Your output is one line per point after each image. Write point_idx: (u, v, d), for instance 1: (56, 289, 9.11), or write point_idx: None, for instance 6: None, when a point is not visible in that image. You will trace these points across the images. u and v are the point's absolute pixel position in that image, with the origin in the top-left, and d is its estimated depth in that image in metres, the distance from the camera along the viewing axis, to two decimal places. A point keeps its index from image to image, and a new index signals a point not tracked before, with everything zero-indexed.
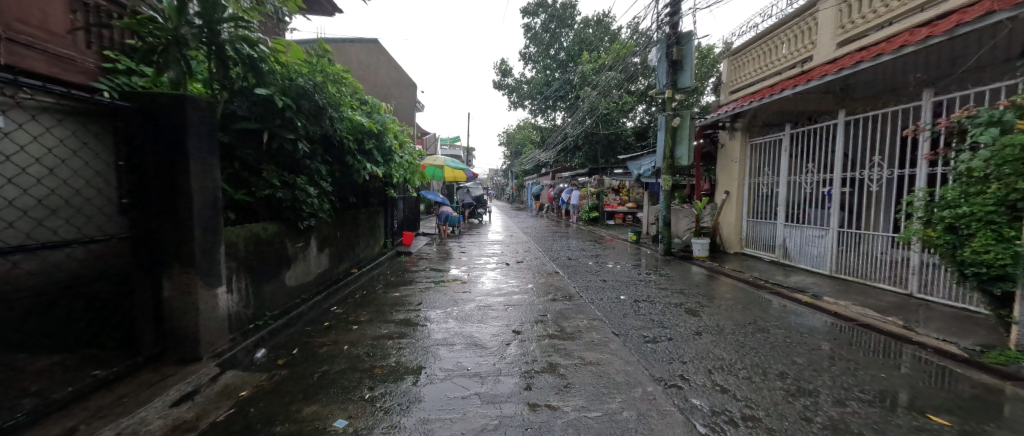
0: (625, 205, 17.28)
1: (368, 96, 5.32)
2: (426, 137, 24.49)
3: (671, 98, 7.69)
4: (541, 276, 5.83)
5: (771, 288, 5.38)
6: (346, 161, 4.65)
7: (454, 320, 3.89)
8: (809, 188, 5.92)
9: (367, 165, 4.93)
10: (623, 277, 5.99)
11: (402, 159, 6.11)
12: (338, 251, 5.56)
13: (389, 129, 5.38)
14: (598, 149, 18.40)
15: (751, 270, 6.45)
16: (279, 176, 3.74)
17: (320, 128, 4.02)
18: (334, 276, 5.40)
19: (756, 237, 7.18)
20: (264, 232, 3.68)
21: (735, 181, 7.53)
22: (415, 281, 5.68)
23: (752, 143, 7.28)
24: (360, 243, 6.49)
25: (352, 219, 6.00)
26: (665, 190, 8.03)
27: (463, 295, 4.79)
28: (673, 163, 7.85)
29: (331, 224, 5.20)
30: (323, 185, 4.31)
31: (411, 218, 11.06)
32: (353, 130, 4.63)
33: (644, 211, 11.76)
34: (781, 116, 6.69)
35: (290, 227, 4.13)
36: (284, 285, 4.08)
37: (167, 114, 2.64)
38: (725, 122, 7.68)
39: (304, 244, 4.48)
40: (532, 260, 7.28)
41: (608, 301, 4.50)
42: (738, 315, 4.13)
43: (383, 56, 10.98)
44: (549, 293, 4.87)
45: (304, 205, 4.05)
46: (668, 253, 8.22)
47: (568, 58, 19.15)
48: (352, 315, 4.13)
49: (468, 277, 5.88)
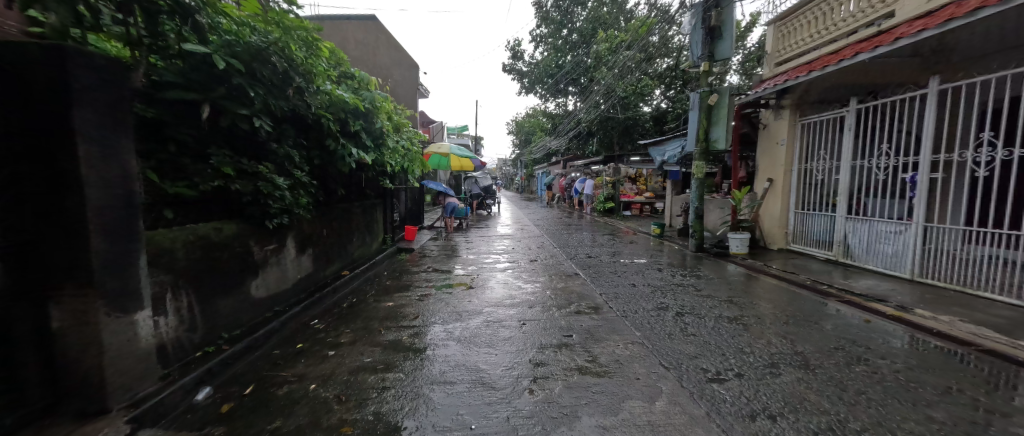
0: (643, 194, 16.19)
1: (355, 69, 4.49)
2: (433, 126, 23.61)
3: (707, 72, 6.70)
4: (560, 280, 5.02)
5: (840, 295, 4.47)
6: (326, 145, 3.85)
7: (457, 341, 3.13)
8: (882, 175, 4.94)
9: (353, 150, 4.14)
10: (655, 280, 5.13)
11: (397, 144, 5.30)
12: (325, 252, 4.80)
13: (380, 108, 4.55)
14: (614, 135, 17.31)
15: (805, 271, 5.51)
16: (233, 162, 2.95)
17: (288, 102, 3.21)
18: (320, 281, 4.65)
19: (808, 232, 6.23)
20: (216, 234, 2.90)
21: (781, 167, 6.57)
22: (414, 285, 4.89)
23: (803, 122, 6.28)
24: (352, 241, 5.74)
25: (341, 214, 5.23)
26: (697, 178, 7.08)
27: (468, 306, 4.00)
28: (708, 146, 6.88)
29: (314, 220, 4.43)
30: (297, 174, 3.53)
31: (415, 211, 10.30)
32: (333, 106, 3.81)
33: (666, 201, 10.79)
34: (843, 90, 5.68)
35: (257, 225, 3.37)
36: (250, 297, 3.33)
37: (41, 72, 1.84)
38: (770, 99, 6.68)
39: (277, 246, 3.72)
40: (547, 258, 6.44)
41: (645, 316, 3.66)
42: (816, 335, 3.25)
43: (383, 35, 10.09)
44: (572, 302, 4.05)
45: (270, 200, 3.26)
46: (700, 249, 7.28)
47: (581, 39, 18.01)
48: (333, 333, 3.37)
49: (474, 281, 5.07)
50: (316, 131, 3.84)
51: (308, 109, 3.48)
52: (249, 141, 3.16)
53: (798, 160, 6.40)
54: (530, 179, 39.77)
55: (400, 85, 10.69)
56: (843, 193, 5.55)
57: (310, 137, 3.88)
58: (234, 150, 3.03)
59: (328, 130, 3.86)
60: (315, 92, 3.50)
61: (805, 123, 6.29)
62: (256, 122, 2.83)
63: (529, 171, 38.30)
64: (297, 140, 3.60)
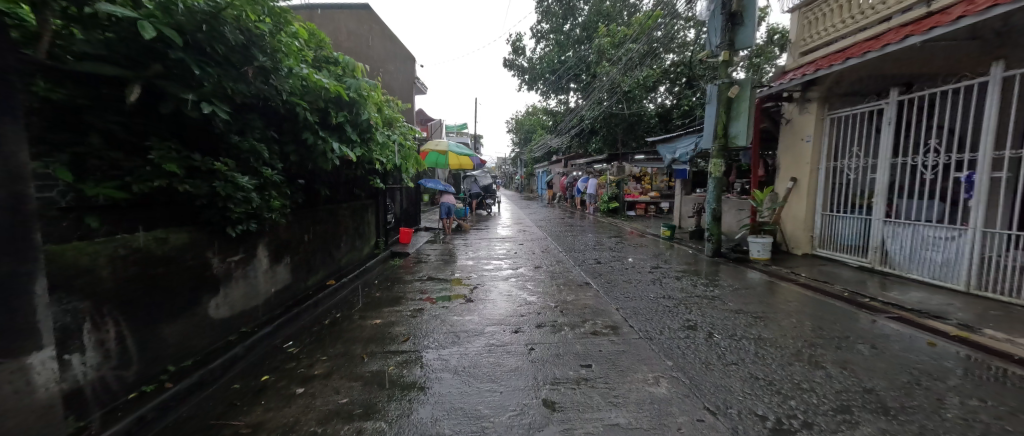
0: (647, 194, 15.67)
1: (339, 53, 3.95)
2: (432, 123, 23.07)
3: (727, 62, 6.19)
4: (569, 291, 4.51)
5: (887, 311, 3.95)
6: (303, 138, 3.33)
7: (453, 373, 2.61)
8: (930, 174, 4.43)
9: (336, 144, 3.61)
10: (676, 291, 4.60)
11: (389, 139, 4.79)
12: (306, 260, 4.28)
13: (368, 97, 4.02)
14: (618, 133, 16.77)
15: (838, 280, 5.01)
16: (181, 157, 2.42)
17: (251, 85, 2.68)
18: (301, 293, 4.14)
19: (837, 236, 5.73)
20: (158, 247, 2.37)
21: (806, 165, 6.08)
22: (406, 297, 4.36)
23: (832, 117, 5.80)
24: (339, 246, 5.21)
25: (326, 217, 4.71)
26: (714, 177, 6.56)
27: (467, 325, 3.47)
28: (726, 143, 6.38)
29: (292, 225, 3.90)
30: (266, 172, 3.00)
31: (411, 212, 9.77)
32: (310, 94, 3.29)
33: (675, 201, 10.26)
34: (879, 80, 5.18)
35: (216, 233, 2.85)
36: (209, 319, 2.81)
37: None
38: (793, 92, 6.20)
39: (245, 256, 3.20)
40: (552, 264, 5.91)
41: (673, 338, 3.14)
42: (880, 364, 2.74)
43: (377, 25, 9.50)
44: (587, 320, 3.53)
45: (231, 203, 2.74)
46: (716, 253, 6.77)
47: (584, 34, 17.49)
48: (307, 360, 2.84)
49: (474, 292, 4.54)
50: (291, 122, 3.31)
51: (278, 95, 2.94)
52: (203, 132, 2.62)
53: (826, 158, 5.92)
54: (530, 177, 39.17)
55: (394, 77, 10.11)
56: (880, 194, 5.07)
57: (284, 130, 3.35)
58: (183, 143, 2.50)
59: (305, 121, 3.34)
60: (286, 76, 2.97)
61: (833, 117, 5.81)
62: (207, 108, 2.30)
63: (529, 170, 37.72)
64: (266, 132, 3.07)
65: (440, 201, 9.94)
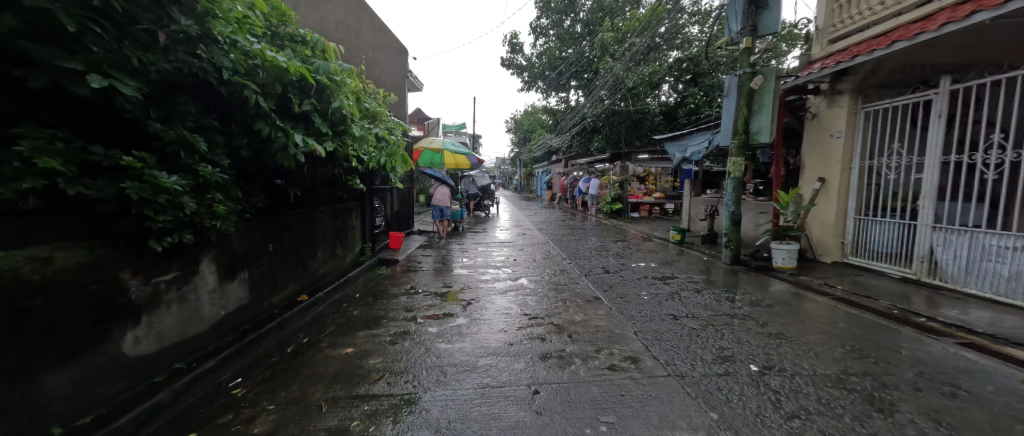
0: (652, 195, 15.02)
1: (305, 30, 3.32)
2: (430, 122, 22.42)
3: (749, 50, 5.60)
4: (576, 309, 3.90)
5: (953, 335, 3.35)
6: (257, 129, 2.72)
7: (434, 431, 1.99)
8: (994, 173, 3.84)
9: (301, 137, 3.00)
10: (699, 308, 3.99)
11: (371, 133, 4.17)
12: (270, 274, 3.66)
13: (343, 82, 3.41)
14: (620, 131, 16.16)
15: (880, 295, 4.42)
16: (70, 148, 1.80)
17: (170, 57, 2.06)
18: (261, 313, 3.52)
19: (875, 243, 5.15)
20: (35, 271, 1.76)
21: (837, 164, 5.51)
22: (388, 317, 3.75)
23: (868, 110, 5.24)
24: (315, 256, 4.59)
25: (296, 223, 4.10)
26: (733, 177, 5.96)
27: (456, 357, 2.85)
28: (747, 139, 5.79)
29: (249, 234, 3.28)
30: (203, 171, 2.39)
31: (403, 214, 9.15)
32: (263, 76, 2.68)
33: (684, 203, 9.67)
34: (926, 68, 4.60)
35: (135, 248, 2.23)
36: (123, 358, 2.19)
37: None
38: (821, 83, 5.63)
39: (180, 275, 2.58)
40: (555, 275, 5.29)
41: (710, 376, 2.54)
42: (981, 415, 2.14)
43: (368, 15, 8.94)
44: (601, 350, 2.93)
45: (151, 210, 2.13)
46: (735, 261, 6.16)
47: (586, 30, 16.99)
48: (250, 410, 2.23)
49: (466, 309, 3.92)
50: (239, 109, 2.70)
51: (215, 74, 2.33)
52: (109, 117, 2.01)
53: (860, 156, 5.34)
54: (529, 177, 38.43)
55: (385, 70, 9.55)
56: (927, 196, 4.50)
57: (231, 118, 2.74)
58: (77, 131, 1.88)
59: (257, 109, 2.72)
60: (228, 48, 2.36)
61: (868, 111, 5.25)
62: (99, 81, 1.66)
63: (529, 170, 36.96)
64: (204, 120, 2.46)
65: (434, 202, 9.31)
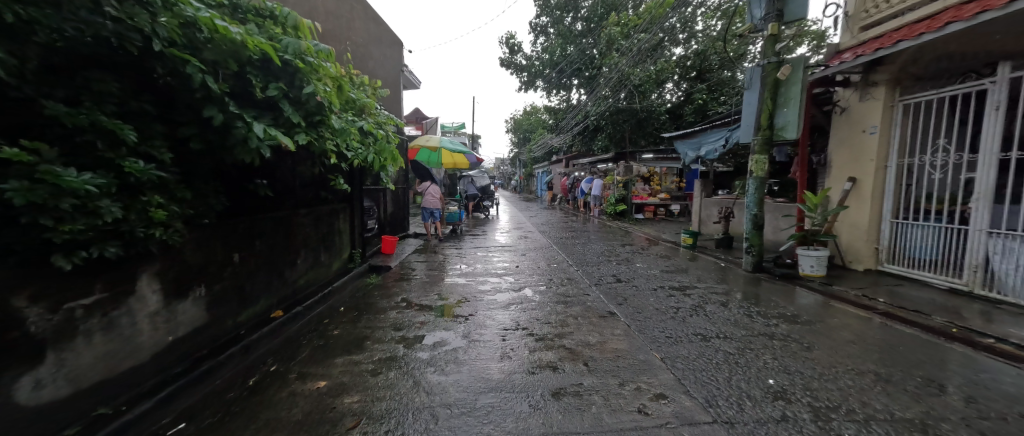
0: (657, 195, 14.55)
1: (273, 3, 2.81)
2: (428, 122, 21.86)
3: (774, 37, 5.12)
4: (590, 328, 3.38)
5: None
6: (208, 117, 2.22)
7: None
8: None
9: (266, 128, 2.50)
10: (730, 326, 3.48)
11: (356, 126, 3.68)
12: (235, 289, 3.15)
13: (322, 66, 2.91)
14: (625, 130, 15.14)
15: (929, 308, 3.93)
16: None
17: (66, 13, 1.55)
18: (222, 336, 3.00)
19: (916, 250, 4.67)
20: None
21: (870, 162, 5.03)
22: (373, 337, 3.24)
23: (907, 103, 4.78)
24: (293, 265, 4.07)
25: (269, 229, 3.59)
26: (754, 177, 5.47)
27: (451, 395, 2.33)
28: (771, 135, 5.30)
29: (205, 243, 2.78)
30: (131, 167, 1.89)
31: (397, 216, 8.65)
32: (213, 50, 2.18)
33: (694, 204, 9.20)
34: (977, 55, 4.12)
35: (35, 265, 1.72)
36: (16, 410, 1.68)
37: None
38: (852, 75, 5.16)
39: (106, 297, 2.07)
40: (562, 285, 4.77)
41: (767, 423, 2.03)
42: None
43: (362, 6, 8.46)
44: (626, 383, 2.42)
45: (48, 217, 1.62)
46: (757, 268, 5.65)
47: (588, 27, 16.55)
48: None
49: (463, 328, 3.41)
50: (183, 90, 2.20)
51: (141, 42, 1.83)
52: None
53: (898, 154, 4.86)
54: (530, 177, 37.79)
55: (379, 65, 9.12)
56: (981, 198, 4.02)
57: (174, 102, 2.24)
58: None
59: (206, 91, 2.22)
60: (159, 11, 1.86)
61: (907, 104, 4.79)
62: None
63: (529, 170, 36.39)
64: (131, 103, 1.94)
65: (423, 204, 8.89)
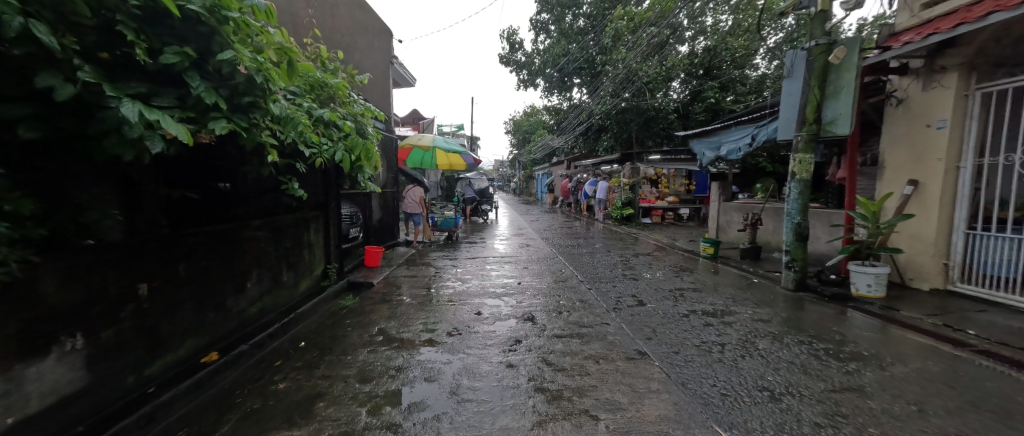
0: (665, 199, 13.76)
1: None
2: (424, 123, 21.06)
3: (824, 14, 4.36)
4: (617, 380, 2.55)
5: None
6: (42, 87, 1.40)
7: None
8: None
9: (157, 108, 1.69)
10: (799, 375, 2.66)
11: (316, 115, 2.86)
12: (141, 331, 2.32)
13: (256, 27, 2.11)
14: (631, 130, 14.44)
15: None
16: None
17: None
18: (116, 401, 2.17)
19: (1003, 267, 3.86)
20: None
21: (939, 162, 4.24)
22: (332, 394, 2.43)
23: (985, 91, 4.01)
24: (240, 291, 3.25)
25: (199, 248, 2.77)
26: (798, 179, 4.67)
27: None
28: (818, 130, 4.51)
29: (84, 272, 1.96)
30: None
31: (386, 223, 7.86)
32: None
33: (712, 209, 8.42)
34: None
35: None
36: None
37: None
38: (914, 59, 4.38)
39: None
40: (573, 311, 3.95)
41: None
42: None
43: None
44: None
45: None
46: (800, 286, 4.84)
47: (591, 22, 15.85)
48: None
49: (451, 381, 2.57)
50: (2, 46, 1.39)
51: None
52: None
53: (974, 152, 4.08)
54: (530, 180, 37.02)
55: (365, 57, 8.36)
56: None
57: None
58: None
59: (40, 46, 1.41)
60: None
61: (986, 92, 4.02)
62: None
63: (529, 173, 35.64)
64: None
65: (404, 209, 8.15)
